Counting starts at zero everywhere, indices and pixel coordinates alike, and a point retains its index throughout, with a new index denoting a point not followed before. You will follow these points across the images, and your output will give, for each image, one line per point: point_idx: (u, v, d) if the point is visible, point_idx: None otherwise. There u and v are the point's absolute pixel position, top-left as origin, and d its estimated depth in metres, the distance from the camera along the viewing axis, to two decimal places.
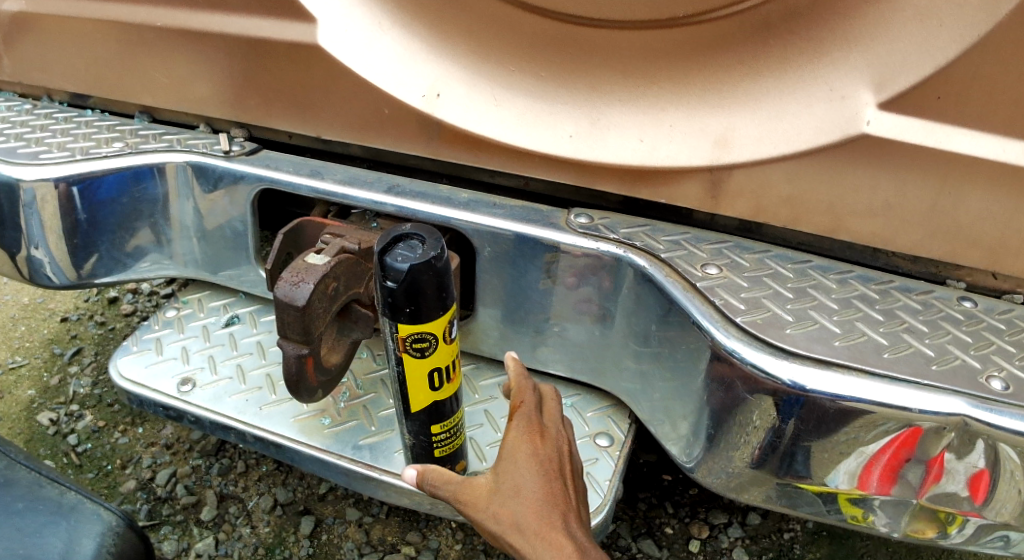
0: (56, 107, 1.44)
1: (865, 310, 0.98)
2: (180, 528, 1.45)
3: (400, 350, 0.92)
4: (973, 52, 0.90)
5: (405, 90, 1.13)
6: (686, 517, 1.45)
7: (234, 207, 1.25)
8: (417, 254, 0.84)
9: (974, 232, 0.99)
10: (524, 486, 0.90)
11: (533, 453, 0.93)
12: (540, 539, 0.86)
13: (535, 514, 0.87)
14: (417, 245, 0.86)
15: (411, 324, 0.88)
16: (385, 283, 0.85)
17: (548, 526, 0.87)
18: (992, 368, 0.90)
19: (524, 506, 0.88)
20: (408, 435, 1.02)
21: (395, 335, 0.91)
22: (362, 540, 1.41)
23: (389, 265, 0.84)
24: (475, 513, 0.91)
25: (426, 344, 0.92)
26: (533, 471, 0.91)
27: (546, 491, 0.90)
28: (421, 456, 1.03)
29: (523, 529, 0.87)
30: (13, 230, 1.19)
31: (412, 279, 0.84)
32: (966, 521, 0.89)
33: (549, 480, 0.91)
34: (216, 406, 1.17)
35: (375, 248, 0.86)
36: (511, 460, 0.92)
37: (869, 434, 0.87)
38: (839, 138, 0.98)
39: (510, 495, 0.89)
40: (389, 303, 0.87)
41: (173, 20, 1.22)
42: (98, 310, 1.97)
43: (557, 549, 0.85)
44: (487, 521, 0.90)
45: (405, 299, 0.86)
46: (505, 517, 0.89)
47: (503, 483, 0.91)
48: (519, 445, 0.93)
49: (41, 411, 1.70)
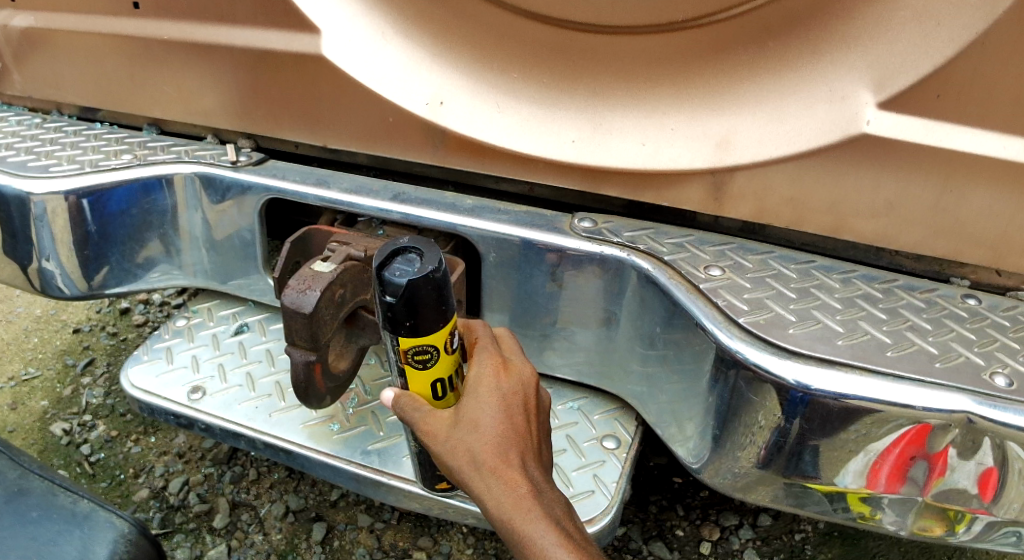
0: (66, 121, 1.46)
1: (868, 309, 0.98)
2: (192, 536, 1.46)
3: (401, 363, 0.93)
4: (971, 50, 0.90)
5: (408, 99, 1.14)
6: (697, 519, 1.45)
7: (242, 217, 1.26)
8: (417, 270, 0.85)
9: (977, 229, 0.99)
10: (483, 422, 0.90)
11: (494, 389, 0.92)
12: (494, 475, 0.86)
13: (491, 450, 0.87)
14: (414, 259, 0.87)
15: (411, 338, 0.89)
16: (385, 297, 0.86)
17: (503, 464, 0.87)
18: (996, 365, 0.90)
19: (480, 440, 0.88)
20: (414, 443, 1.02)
21: (395, 347, 0.91)
22: (374, 546, 1.42)
23: (388, 279, 0.85)
24: (435, 446, 0.91)
25: (427, 357, 0.92)
26: (494, 406, 0.90)
27: (505, 427, 0.89)
28: (427, 465, 1.02)
29: (477, 463, 0.87)
30: (25, 243, 1.21)
31: (412, 295, 0.85)
32: (974, 519, 0.89)
33: (509, 416, 0.90)
34: (227, 414, 1.18)
35: (375, 263, 0.86)
36: (472, 395, 0.92)
37: (881, 430, 0.87)
38: (839, 139, 0.98)
39: (468, 430, 0.90)
40: (389, 317, 0.88)
41: (180, 33, 1.24)
42: (110, 321, 1.99)
43: (510, 486, 0.85)
44: (445, 454, 0.90)
45: (406, 314, 0.87)
46: (462, 453, 0.89)
47: (463, 418, 0.91)
48: (482, 379, 0.93)
49: (54, 422, 1.72)
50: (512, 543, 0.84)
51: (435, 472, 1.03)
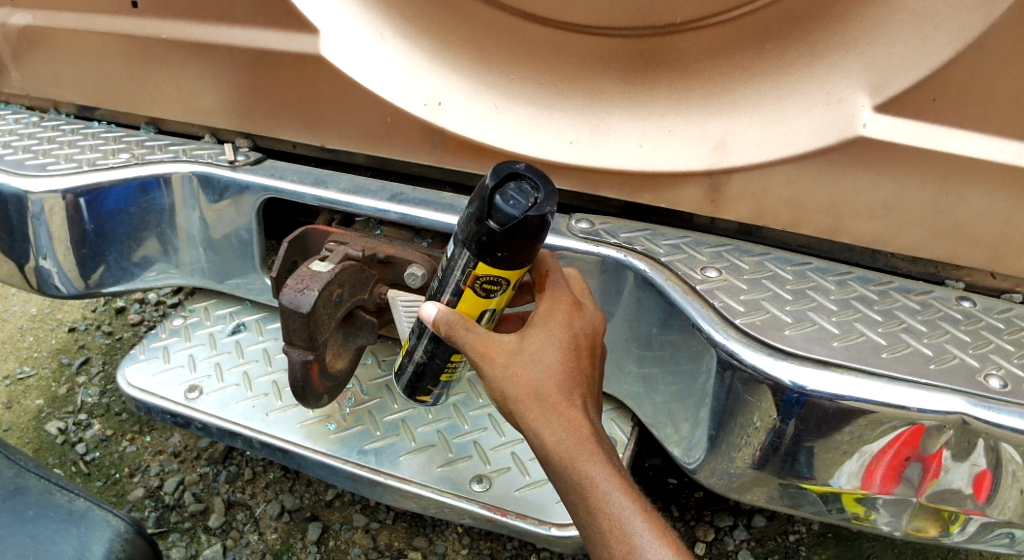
0: (63, 119, 1.45)
1: (863, 311, 0.99)
2: (188, 536, 1.46)
3: (466, 283, 0.93)
4: (968, 54, 0.91)
5: (407, 99, 1.15)
6: (691, 520, 1.46)
7: (239, 217, 1.27)
8: (525, 203, 0.85)
9: (972, 231, 1.00)
10: (549, 357, 0.90)
11: (563, 329, 0.92)
12: (557, 414, 0.88)
13: (556, 387, 0.89)
14: (529, 190, 0.86)
15: (493, 267, 0.90)
16: (487, 220, 0.87)
17: (567, 405, 0.89)
18: (991, 367, 0.90)
19: (546, 376, 0.89)
20: (422, 353, 1.01)
21: (469, 268, 0.92)
22: (369, 546, 1.42)
23: (500, 206, 0.85)
24: (488, 369, 0.90)
25: (495, 286, 0.93)
26: (562, 346, 0.91)
27: (569, 368, 0.91)
28: (424, 376, 1.03)
29: (540, 399, 0.88)
30: (21, 241, 1.21)
31: (514, 229, 0.85)
32: (968, 520, 0.90)
33: (573, 356, 0.92)
34: (224, 413, 1.18)
35: (488, 182, 0.86)
36: (540, 331, 0.92)
37: (874, 432, 0.87)
38: (836, 141, 0.99)
39: (532, 361, 0.90)
40: (481, 239, 0.88)
41: (179, 32, 1.24)
42: (106, 320, 1.98)
43: (573, 427, 0.87)
44: (502, 381, 0.90)
45: (498, 242, 0.87)
46: (524, 382, 0.89)
47: (528, 350, 0.90)
48: (555, 315, 0.93)
49: (49, 421, 1.71)
50: (563, 479, 0.87)
51: (426, 388, 1.04)
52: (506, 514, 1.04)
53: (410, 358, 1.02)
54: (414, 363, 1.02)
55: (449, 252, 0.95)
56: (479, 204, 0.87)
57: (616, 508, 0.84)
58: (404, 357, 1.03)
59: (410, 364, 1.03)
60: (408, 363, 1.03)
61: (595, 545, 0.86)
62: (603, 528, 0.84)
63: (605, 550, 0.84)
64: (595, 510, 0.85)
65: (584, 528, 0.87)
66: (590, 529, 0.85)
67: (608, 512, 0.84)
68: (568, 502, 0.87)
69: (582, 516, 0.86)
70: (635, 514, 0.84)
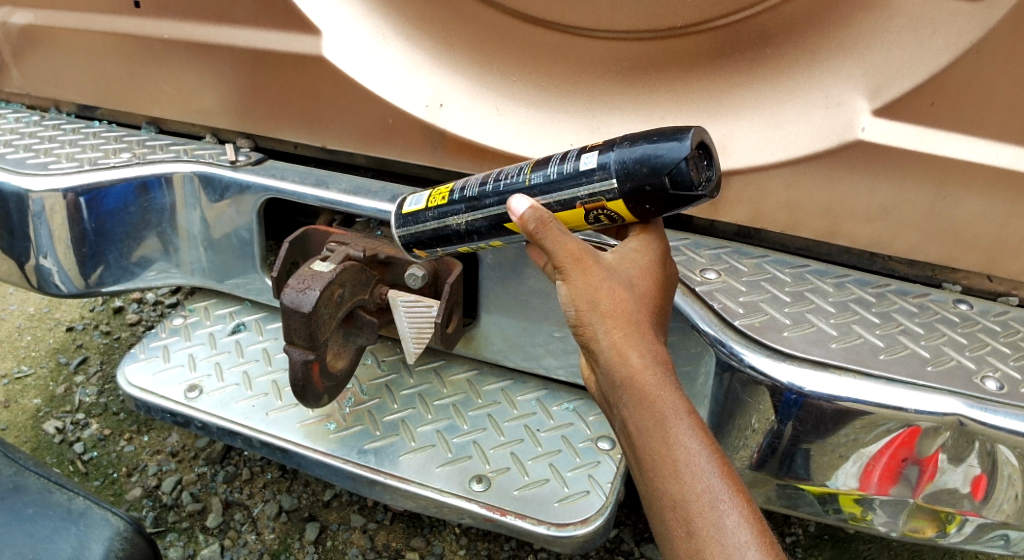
0: (64, 118, 1.46)
1: (861, 313, 0.99)
2: (185, 535, 1.46)
3: (590, 204, 0.89)
4: (965, 59, 0.92)
5: (408, 100, 1.15)
6: None
7: (240, 217, 1.27)
8: (702, 179, 0.82)
9: (969, 235, 1.00)
10: (640, 285, 0.84)
11: (657, 265, 0.87)
12: (643, 339, 0.80)
13: (646, 314, 0.82)
14: (705, 162, 0.83)
15: (625, 209, 0.87)
16: (660, 175, 0.82)
17: (654, 335, 0.82)
18: (988, 369, 0.91)
19: (639, 302, 0.82)
20: (464, 222, 1.00)
21: (603, 197, 0.88)
22: (367, 546, 1.42)
23: (681, 167, 0.81)
24: (577, 277, 0.83)
25: (606, 221, 0.91)
26: (653, 279, 0.85)
27: (658, 304, 0.85)
28: (440, 239, 1.03)
29: (626, 320, 0.81)
30: (21, 240, 1.21)
31: (677, 197, 0.83)
32: (965, 520, 0.90)
33: (661, 294, 0.86)
34: (223, 412, 1.19)
35: (687, 145, 0.80)
36: (635, 260, 0.86)
37: (870, 434, 0.88)
38: (834, 145, 1.00)
39: (625, 282, 0.83)
40: (636, 183, 0.84)
41: (181, 32, 1.25)
42: (104, 320, 1.98)
43: (656, 357, 0.80)
44: (589, 290, 0.82)
45: (651, 195, 0.84)
46: (617, 299, 0.82)
47: (622, 272, 0.84)
48: (648, 250, 0.88)
49: (47, 420, 1.71)
50: (636, 407, 0.78)
51: (431, 250, 1.06)
52: (505, 514, 1.04)
53: (440, 217, 1.01)
54: (440, 225, 1.01)
55: (583, 167, 0.88)
56: (661, 153, 0.82)
57: (689, 443, 0.74)
58: (435, 211, 1.01)
59: (435, 223, 1.02)
60: (434, 219, 1.01)
61: (655, 483, 0.75)
62: (668, 461, 0.74)
63: (668, 487, 0.74)
64: (664, 442, 0.75)
65: (645, 464, 0.77)
66: (653, 462, 0.76)
67: (679, 445, 0.75)
68: (634, 433, 0.78)
69: (647, 448, 0.76)
70: (707, 454, 0.74)
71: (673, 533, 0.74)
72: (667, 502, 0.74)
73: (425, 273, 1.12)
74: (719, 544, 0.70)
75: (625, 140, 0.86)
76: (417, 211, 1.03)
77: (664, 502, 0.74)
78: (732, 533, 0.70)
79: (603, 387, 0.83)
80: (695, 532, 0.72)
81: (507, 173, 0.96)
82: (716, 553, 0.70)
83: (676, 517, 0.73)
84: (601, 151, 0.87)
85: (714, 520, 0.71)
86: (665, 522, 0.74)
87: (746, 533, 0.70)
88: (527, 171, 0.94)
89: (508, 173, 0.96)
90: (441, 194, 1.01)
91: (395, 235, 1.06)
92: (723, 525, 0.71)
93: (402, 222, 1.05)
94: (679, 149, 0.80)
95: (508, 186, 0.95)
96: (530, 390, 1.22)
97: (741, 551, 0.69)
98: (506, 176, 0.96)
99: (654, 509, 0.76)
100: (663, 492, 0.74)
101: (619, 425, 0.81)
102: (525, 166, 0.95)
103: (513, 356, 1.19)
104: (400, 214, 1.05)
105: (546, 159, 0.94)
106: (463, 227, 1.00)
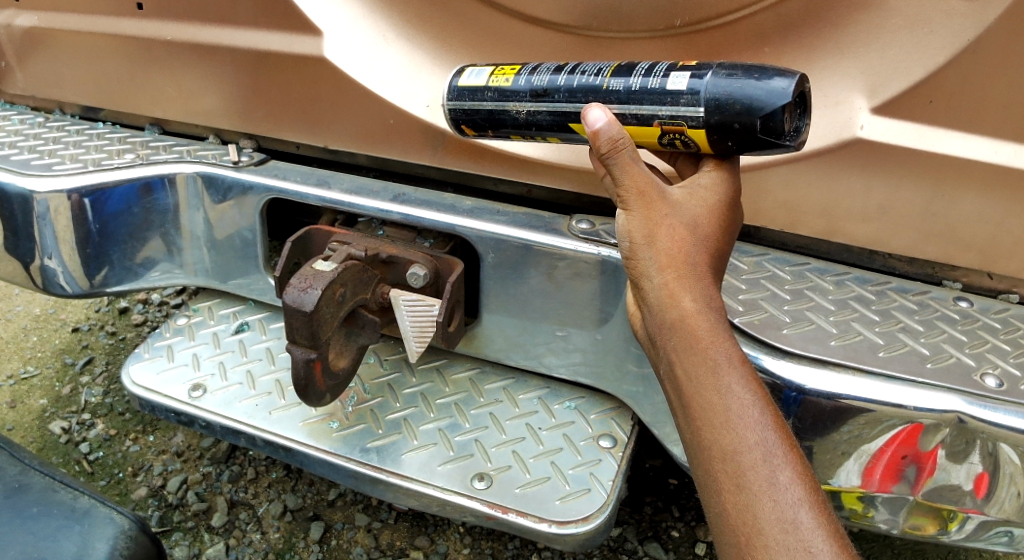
0: (68, 120, 1.46)
1: (860, 311, 1.00)
2: (190, 534, 1.46)
3: (672, 126, 0.88)
4: (962, 58, 0.93)
5: (409, 101, 1.16)
6: (692, 521, 1.46)
7: (243, 217, 1.28)
8: (791, 128, 0.82)
9: (969, 234, 1.00)
10: (701, 225, 0.83)
11: (724, 207, 0.86)
12: (698, 284, 0.80)
13: (705, 257, 0.82)
14: (797, 111, 0.82)
15: (704, 138, 0.87)
16: (753, 116, 0.81)
17: (709, 280, 0.81)
18: (987, 366, 0.91)
19: (697, 246, 0.82)
20: (527, 110, 0.97)
21: (689, 123, 0.86)
22: (370, 545, 1.43)
23: (779, 111, 0.80)
24: (638, 210, 0.83)
25: (679, 145, 0.90)
26: (716, 222, 0.84)
27: (718, 249, 0.84)
28: (493, 124, 1.01)
29: (682, 263, 0.81)
30: (27, 241, 1.22)
31: (762, 140, 0.83)
32: (966, 518, 0.90)
33: (723, 237, 0.85)
34: (226, 411, 1.19)
35: (789, 92, 0.79)
36: (703, 198, 0.85)
37: (874, 430, 0.88)
38: (833, 143, 1.00)
39: (687, 223, 0.83)
40: (725, 118, 0.83)
41: (185, 34, 1.26)
42: (109, 321, 2.00)
43: (710, 303, 0.79)
44: (649, 226, 0.82)
45: (737, 133, 0.83)
46: (676, 239, 0.81)
47: (686, 209, 0.83)
48: (713, 190, 0.87)
49: (53, 420, 1.72)
50: (686, 351, 0.77)
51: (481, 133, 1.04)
52: (506, 512, 1.04)
53: (500, 99, 0.98)
54: (498, 107, 0.99)
55: (670, 86, 0.87)
56: (760, 93, 0.80)
57: (741, 394, 0.73)
58: (496, 92, 0.98)
59: (492, 104, 0.99)
60: (493, 99, 0.98)
61: (702, 433, 0.73)
62: (718, 410, 0.73)
63: (718, 437, 0.72)
64: (715, 390, 0.74)
65: (693, 412, 0.75)
66: (703, 410, 0.74)
67: (731, 394, 0.73)
68: (682, 379, 0.77)
69: (695, 394, 0.75)
70: (759, 406, 0.72)
71: (720, 487, 0.71)
72: (715, 452, 0.72)
73: (427, 273, 1.12)
74: (771, 500, 0.68)
75: (722, 68, 0.84)
76: (475, 87, 1.00)
77: (712, 452, 0.72)
78: (784, 490, 0.68)
79: (650, 328, 0.83)
80: (745, 486, 0.69)
81: (584, 71, 0.94)
82: (766, 509, 0.68)
83: (724, 470, 0.71)
84: (693, 76, 0.85)
85: (766, 475, 0.69)
86: (711, 474, 0.72)
87: (798, 490, 0.68)
88: (607, 76, 0.92)
89: (586, 70, 0.93)
90: (507, 76, 0.98)
91: (446, 106, 1.03)
92: (775, 481, 0.68)
93: (456, 94, 1.01)
94: (780, 94, 0.79)
95: (583, 84, 0.92)
96: (531, 389, 1.23)
97: (792, 509, 0.67)
98: (582, 74, 0.93)
99: (699, 460, 0.74)
100: (712, 442, 0.72)
101: (665, 370, 0.80)
102: (606, 69, 0.92)
103: (514, 355, 1.19)
104: (454, 87, 1.01)
105: (630, 66, 0.91)
106: (522, 115, 0.98)
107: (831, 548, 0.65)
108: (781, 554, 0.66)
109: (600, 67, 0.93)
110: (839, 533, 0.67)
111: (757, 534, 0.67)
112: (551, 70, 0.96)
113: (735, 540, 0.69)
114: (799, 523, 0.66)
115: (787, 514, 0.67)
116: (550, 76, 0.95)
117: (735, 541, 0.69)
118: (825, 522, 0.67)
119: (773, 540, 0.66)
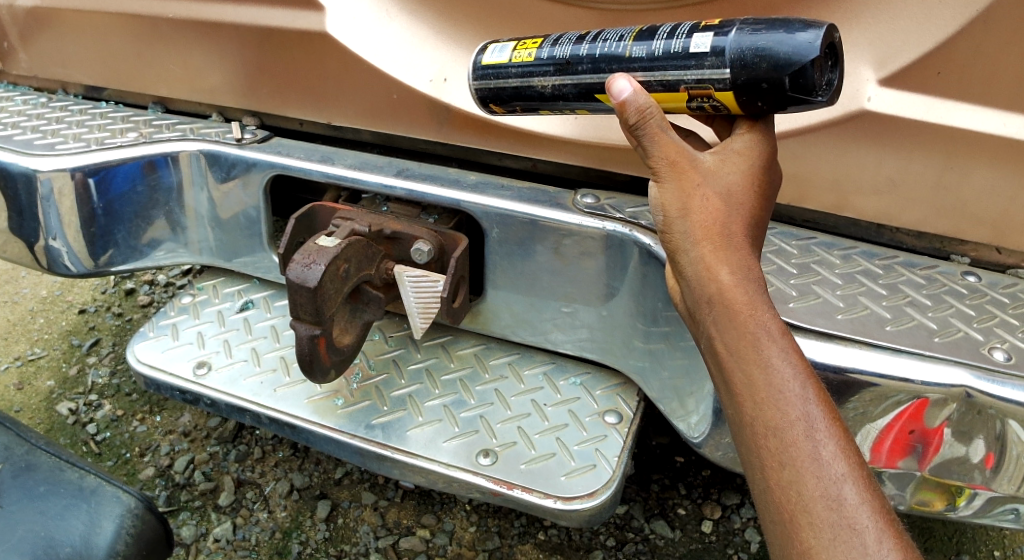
0: (71, 99, 1.46)
1: (869, 285, 0.99)
2: (198, 514, 1.47)
3: (699, 91, 0.87)
4: (972, 28, 0.91)
5: (413, 75, 1.16)
6: (698, 498, 1.47)
7: (247, 193, 1.27)
8: (823, 82, 0.79)
9: (977, 207, 0.99)
10: (737, 193, 0.82)
11: (759, 172, 0.85)
12: (735, 255, 0.79)
13: (741, 227, 0.81)
14: (828, 65, 0.80)
15: (734, 102, 0.85)
16: (781, 73, 0.79)
17: (747, 252, 0.80)
18: (995, 341, 0.90)
19: (733, 217, 0.81)
20: (553, 86, 0.97)
21: (716, 87, 0.85)
22: (377, 523, 1.43)
23: (808, 66, 0.77)
24: (671, 181, 0.82)
25: (709, 109, 0.89)
26: (752, 189, 0.83)
27: (753, 217, 0.83)
28: (514, 98, 1.00)
29: (719, 235, 0.80)
30: (31, 221, 1.21)
31: (793, 98, 0.81)
32: (974, 494, 0.90)
33: (760, 206, 0.84)
34: (232, 389, 1.19)
35: (816, 45, 0.76)
36: (736, 163, 0.84)
37: (878, 407, 0.88)
38: (840, 116, 0.99)
39: (723, 194, 0.81)
40: (752, 77, 0.81)
41: (187, 11, 1.25)
42: (116, 302, 2.00)
43: (748, 274, 0.78)
44: (682, 197, 0.81)
45: (768, 93, 0.81)
46: (713, 211, 0.80)
47: (720, 178, 0.82)
48: (750, 156, 0.85)
49: (60, 401, 1.73)
50: (725, 325, 0.76)
51: (508, 107, 1.03)
52: (511, 487, 1.04)
53: (524, 76, 0.98)
54: (522, 83, 0.98)
55: (693, 49, 0.85)
56: (787, 49, 0.78)
57: (783, 368, 0.72)
58: (520, 68, 0.98)
59: (516, 80, 0.98)
60: (518, 76, 0.98)
61: (745, 409, 0.73)
62: (760, 385, 0.72)
63: (761, 413, 0.71)
64: (756, 365, 0.73)
65: (735, 388, 0.74)
66: (744, 385, 0.73)
67: (772, 369, 0.72)
68: (723, 353, 0.76)
69: (738, 369, 0.74)
70: (801, 381, 0.71)
71: (764, 463, 0.70)
72: (758, 428, 0.71)
73: (431, 249, 1.12)
74: (815, 476, 0.67)
75: (746, 24, 0.82)
76: (499, 64, 0.99)
77: (755, 428, 0.71)
78: (828, 465, 0.67)
79: (689, 302, 0.82)
80: (789, 462, 0.68)
81: (607, 39, 0.93)
82: (811, 485, 0.67)
83: (768, 446, 0.70)
84: (716, 35, 0.84)
85: (809, 450, 0.68)
86: (755, 451, 0.71)
87: (842, 465, 0.67)
88: (629, 41, 0.91)
89: (607, 38, 0.93)
90: (529, 50, 0.98)
91: (472, 86, 1.02)
92: (818, 456, 0.68)
93: (481, 73, 1.01)
94: (807, 48, 0.77)
95: (605, 53, 0.92)
96: (537, 364, 1.23)
97: (837, 485, 0.66)
98: (605, 41, 0.93)
99: (743, 435, 0.73)
100: (755, 417, 0.72)
101: (706, 345, 0.79)
102: (628, 35, 0.92)
103: (520, 331, 1.19)
104: (479, 66, 1.01)
105: (652, 31, 0.90)
106: (548, 90, 0.97)
107: (876, 524, 0.64)
108: (825, 530, 0.65)
109: (621, 34, 0.92)
110: (885, 508, 0.66)
111: (802, 511, 0.67)
112: (572, 41, 0.95)
113: (780, 518, 0.68)
114: (843, 500, 0.66)
115: (831, 490, 0.66)
116: (572, 47, 0.95)
117: (779, 518, 0.68)
118: (870, 498, 0.66)
119: (818, 517, 0.66)
